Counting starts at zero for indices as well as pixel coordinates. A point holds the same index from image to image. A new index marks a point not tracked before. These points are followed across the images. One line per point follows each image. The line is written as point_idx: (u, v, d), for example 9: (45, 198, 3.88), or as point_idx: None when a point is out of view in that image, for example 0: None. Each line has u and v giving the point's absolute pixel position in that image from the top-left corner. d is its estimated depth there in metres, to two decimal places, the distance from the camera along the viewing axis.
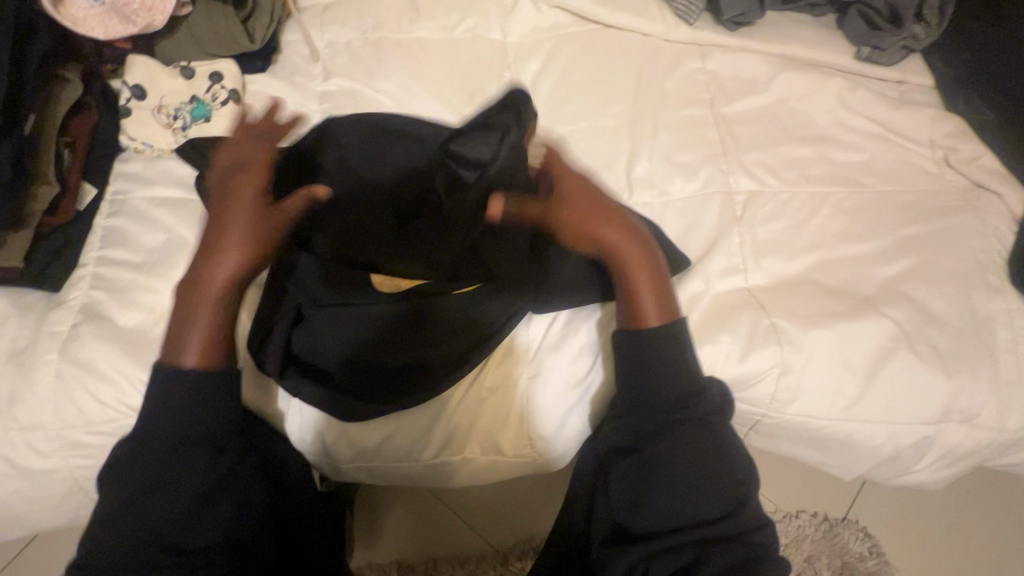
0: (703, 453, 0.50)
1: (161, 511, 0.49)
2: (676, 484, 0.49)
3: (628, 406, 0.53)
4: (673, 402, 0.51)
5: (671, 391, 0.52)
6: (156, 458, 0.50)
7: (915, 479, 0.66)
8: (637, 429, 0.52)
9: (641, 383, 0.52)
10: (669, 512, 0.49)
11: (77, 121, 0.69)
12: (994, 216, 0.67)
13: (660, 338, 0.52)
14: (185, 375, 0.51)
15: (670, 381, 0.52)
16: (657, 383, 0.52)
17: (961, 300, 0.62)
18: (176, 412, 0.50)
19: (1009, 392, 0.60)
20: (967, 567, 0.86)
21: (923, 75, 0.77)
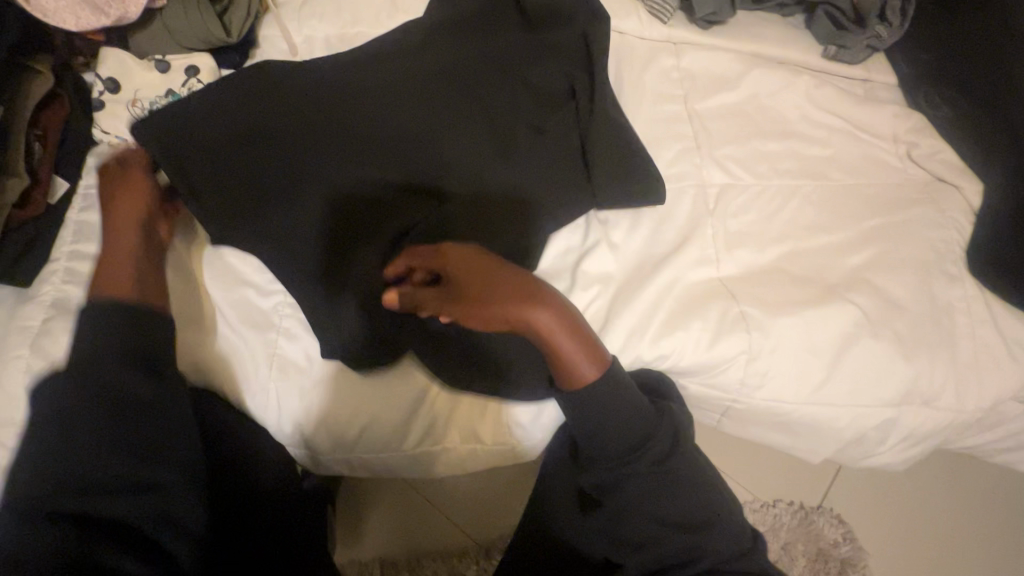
0: (673, 474, 0.55)
1: (85, 464, 0.46)
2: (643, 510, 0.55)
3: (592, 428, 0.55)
4: (634, 430, 0.55)
5: (623, 454, 0.55)
6: (89, 420, 0.47)
7: (881, 461, 0.69)
8: (604, 454, 0.56)
9: (599, 415, 0.55)
10: (644, 522, 0.55)
11: (48, 114, 0.68)
12: (952, 208, 0.70)
13: (602, 393, 0.55)
14: (132, 331, 0.51)
15: (618, 426, 0.55)
16: (630, 427, 0.55)
17: (921, 287, 0.65)
18: (127, 363, 0.49)
19: (966, 374, 0.63)
20: (935, 547, 0.89)
21: (886, 74, 0.80)
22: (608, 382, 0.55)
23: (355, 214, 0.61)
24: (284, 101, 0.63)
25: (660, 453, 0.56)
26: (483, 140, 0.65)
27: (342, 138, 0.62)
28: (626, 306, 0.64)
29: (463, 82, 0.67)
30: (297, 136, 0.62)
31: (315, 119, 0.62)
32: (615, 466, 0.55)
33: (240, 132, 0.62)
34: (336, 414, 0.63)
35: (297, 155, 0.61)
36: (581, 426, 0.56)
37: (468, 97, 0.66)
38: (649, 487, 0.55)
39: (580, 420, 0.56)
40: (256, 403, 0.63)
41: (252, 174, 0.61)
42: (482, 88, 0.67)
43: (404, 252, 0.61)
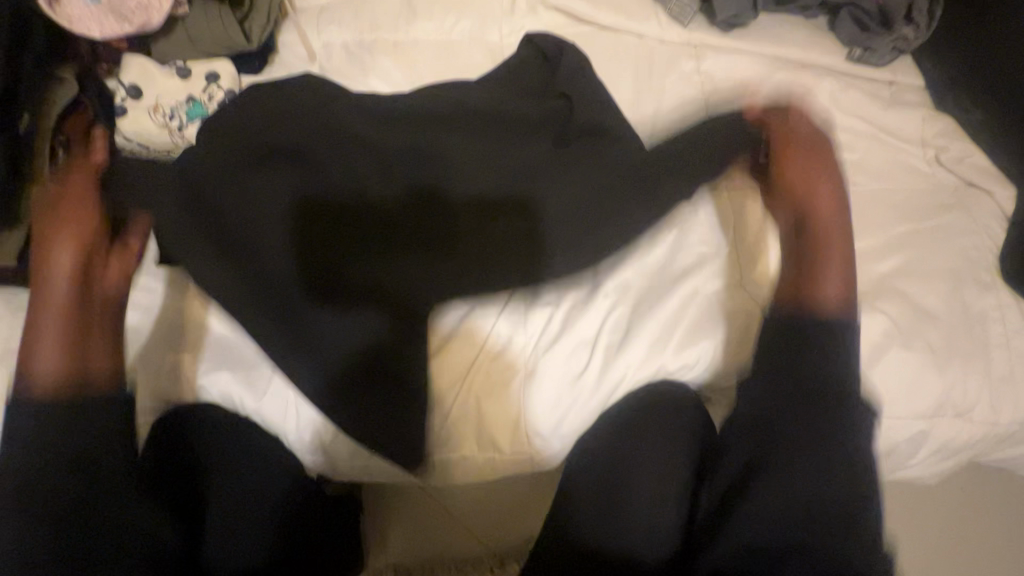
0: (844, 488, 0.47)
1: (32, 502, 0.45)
2: (779, 488, 0.48)
3: (764, 375, 0.53)
4: (804, 378, 0.51)
5: (784, 421, 0.50)
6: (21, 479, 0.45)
7: (911, 473, 0.67)
8: (765, 436, 0.51)
9: (790, 397, 0.51)
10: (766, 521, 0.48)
11: (73, 120, 0.67)
12: (984, 213, 0.68)
13: (806, 330, 0.54)
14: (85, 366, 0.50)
15: (806, 412, 0.50)
16: (801, 406, 0.50)
17: (953, 295, 0.63)
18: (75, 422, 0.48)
19: (1001, 386, 0.61)
20: (964, 564, 0.86)
21: (913, 77, 0.78)
22: (817, 317, 0.54)
23: (354, 216, 0.64)
24: (287, 120, 0.66)
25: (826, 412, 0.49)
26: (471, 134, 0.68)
27: (309, 125, 0.66)
28: (642, 317, 0.64)
29: (465, 105, 0.69)
30: (271, 117, 0.66)
31: (285, 104, 0.67)
32: (768, 453, 0.50)
33: (261, 152, 0.65)
34: (354, 421, 0.62)
35: (305, 171, 0.64)
36: (771, 381, 0.52)
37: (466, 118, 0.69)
38: (804, 472, 0.48)
39: (768, 383, 0.53)
40: (270, 413, 0.63)
41: (272, 188, 0.63)
42: (484, 110, 0.69)
43: (375, 232, 0.64)
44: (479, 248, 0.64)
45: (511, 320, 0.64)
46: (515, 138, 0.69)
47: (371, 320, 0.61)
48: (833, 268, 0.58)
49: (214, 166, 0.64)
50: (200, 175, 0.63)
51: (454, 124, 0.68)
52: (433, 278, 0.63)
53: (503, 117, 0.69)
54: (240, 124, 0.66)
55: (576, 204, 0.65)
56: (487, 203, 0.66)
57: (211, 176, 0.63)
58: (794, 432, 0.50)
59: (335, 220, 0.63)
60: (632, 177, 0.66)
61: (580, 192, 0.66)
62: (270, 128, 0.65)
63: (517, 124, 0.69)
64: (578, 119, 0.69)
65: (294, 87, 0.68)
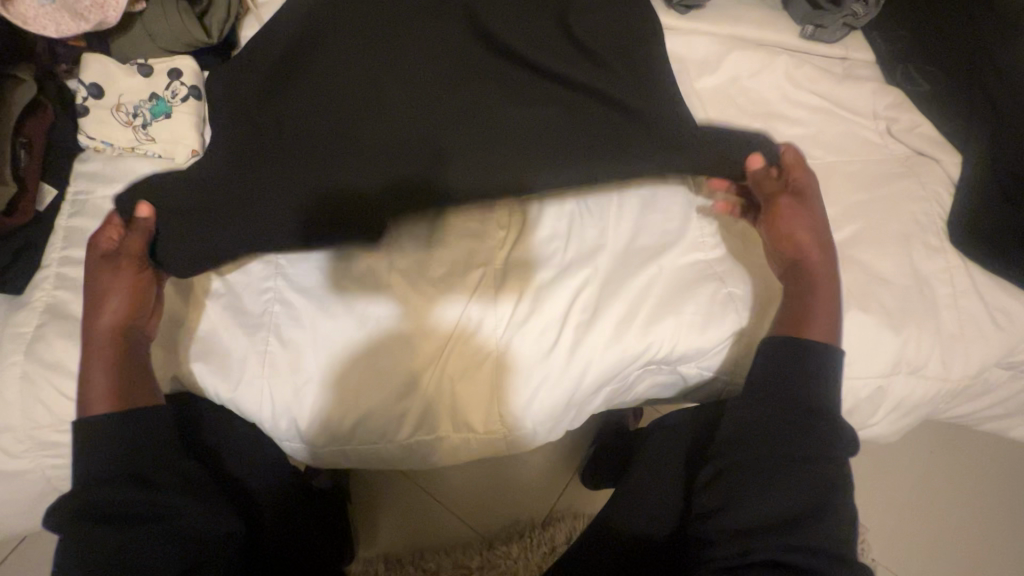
0: (818, 474, 0.53)
1: (109, 515, 0.51)
2: (751, 485, 0.54)
3: (757, 392, 0.57)
4: (792, 396, 0.56)
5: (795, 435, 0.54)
6: (93, 525, 0.51)
7: (873, 433, 0.69)
8: (752, 441, 0.55)
9: (785, 412, 0.55)
10: (747, 482, 0.54)
11: (33, 121, 0.68)
12: (932, 180, 0.71)
13: (797, 348, 0.58)
14: (129, 427, 0.55)
15: (787, 426, 0.55)
16: (789, 432, 0.54)
17: (904, 260, 0.65)
18: (137, 434, 0.55)
19: (951, 344, 0.64)
20: (930, 521, 0.89)
21: (866, 51, 0.80)
22: (811, 366, 0.57)
23: (362, 208, 0.65)
24: (287, 106, 0.68)
25: (803, 432, 0.54)
26: (479, 102, 0.70)
27: (346, 98, 0.69)
28: (611, 296, 0.65)
29: (450, 86, 0.70)
30: (313, 79, 0.70)
31: (316, 80, 0.70)
32: (755, 457, 0.55)
33: (269, 140, 0.67)
34: (329, 407, 0.63)
35: (298, 154, 0.66)
36: (777, 397, 0.56)
37: (466, 91, 0.70)
38: (787, 476, 0.53)
39: (757, 403, 0.57)
40: (243, 401, 0.63)
41: (254, 181, 0.65)
42: (499, 83, 0.71)
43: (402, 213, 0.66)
44: None
45: (483, 303, 0.64)
46: (501, 116, 0.69)
47: (360, 301, 0.64)
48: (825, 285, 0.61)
49: (212, 165, 0.67)
50: (243, 83, 0.69)
51: (467, 51, 0.72)
52: (456, 270, 0.66)
53: (521, 72, 0.72)
54: (274, 100, 0.69)
55: (561, 188, 0.66)
56: (517, 180, 0.66)
57: (250, 86, 0.69)
58: (778, 438, 0.54)
59: (359, 113, 0.68)
60: (608, 151, 0.67)
61: (555, 168, 0.67)
62: (303, 109, 0.68)
63: (503, 107, 0.69)
64: (556, 102, 0.71)
65: (300, 68, 0.71)
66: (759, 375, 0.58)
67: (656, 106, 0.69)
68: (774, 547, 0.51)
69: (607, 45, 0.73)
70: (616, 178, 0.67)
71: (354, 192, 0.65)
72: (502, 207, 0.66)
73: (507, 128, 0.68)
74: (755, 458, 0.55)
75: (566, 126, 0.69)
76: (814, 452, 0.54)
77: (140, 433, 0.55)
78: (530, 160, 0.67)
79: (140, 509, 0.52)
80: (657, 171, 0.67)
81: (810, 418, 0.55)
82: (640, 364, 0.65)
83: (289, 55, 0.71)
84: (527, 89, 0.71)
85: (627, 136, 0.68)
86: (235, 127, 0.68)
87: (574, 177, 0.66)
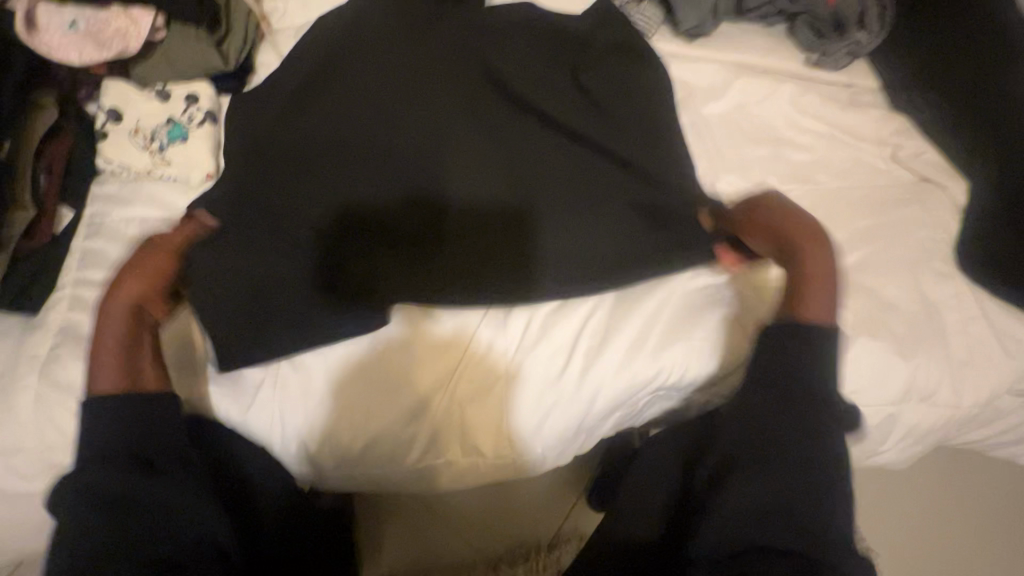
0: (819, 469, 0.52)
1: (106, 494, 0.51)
2: (749, 477, 0.53)
3: (764, 377, 0.56)
4: (799, 382, 0.54)
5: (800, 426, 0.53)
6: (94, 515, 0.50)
7: (884, 459, 0.69)
8: (751, 428, 0.54)
9: (793, 400, 0.54)
10: (743, 466, 0.53)
11: (55, 145, 0.70)
12: (939, 207, 0.71)
13: (807, 335, 0.55)
14: (139, 421, 0.54)
15: (795, 415, 0.53)
16: (788, 409, 0.53)
17: (912, 286, 0.66)
18: (143, 409, 0.55)
19: (961, 370, 0.63)
20: (942, 547, 0.88)
21: (870, 78, 0.81)
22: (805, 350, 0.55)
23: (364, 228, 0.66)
24: (299, 133, 0.70)
25: (801, 411, 0.53)
26: (484, 127, 0.71)
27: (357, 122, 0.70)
28: (620, 321, 0.65)
29: (461, 114, 0.71)
30: (324, 103, 0.71)
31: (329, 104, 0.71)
32: (755, 446, 0.54)
33: (284, 168, 0.68)
34: (339, 431, 0.63)
35: (317, 179, 0.67)
36: (785, 383, 0.54)
37: (476, 115, 0.72)
38: (785, 469, 0.52)
39: (760, 383, 0.55)
40: (255, 424, 0.64)
41: (273, 205, 0.66)
42: (507, 107, 0.73)
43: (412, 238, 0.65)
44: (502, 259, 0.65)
45: (493, 325, 0.65)
46: (511, 143, 0.71)
47: (370, 324, 0.65)
48: (818, 259, 0.59)
49: (232, 189, 0.67)
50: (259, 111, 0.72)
51: (474, 74, 0.74)
52: (466, 294, 0.66)
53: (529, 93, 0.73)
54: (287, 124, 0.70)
55: (572, 209, 0.67)
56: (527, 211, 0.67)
57: (265, 114, 0.71)
58: (783, 426, 0.53)
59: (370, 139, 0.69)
60: (619, 184, 0.69)
61: (564, 193, 0.68)
62: (313, 133, 0.69)
63: (513, 134, 0.71)
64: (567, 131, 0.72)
65: (312, 91, 0.72)
66: (767, 359, 0.56)
67: (667, 135, 0.71)
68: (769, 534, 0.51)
69: (614, 69, 0.74)
70: (627, 207, 0.68)
71: (365, 219, 0.66)
72: (512, 215, 0.67)
73: (517, 157, 0.70)
74: (757, 448, 0.54)
75: (577, 154, 0.70)
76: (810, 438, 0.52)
77: (141, 409, 0.55)
78: (540, 187, 0.68)
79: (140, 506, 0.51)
80: (669, 200, 0.68)
81: (806, 410, 0.53)
82: (650, 389, 0.65)
83: (302, 81, 0.72)
84: (537, 119, 0.72)
85: (636, 163, 0.69)
86: (251, 154, 0.69)
87: (584, 200, 0.68)
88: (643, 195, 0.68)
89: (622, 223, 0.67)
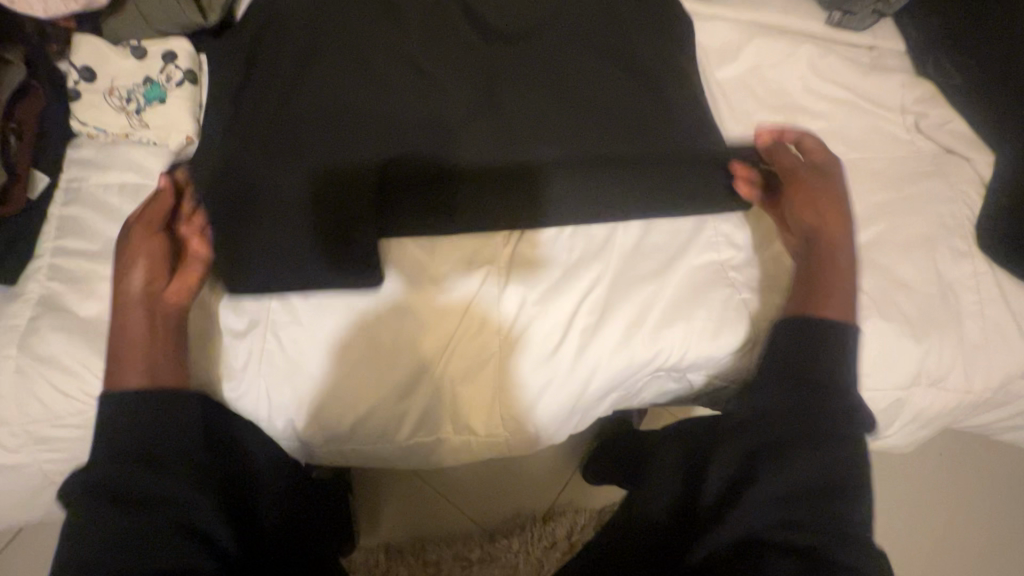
0: (836, 465, 0.51)
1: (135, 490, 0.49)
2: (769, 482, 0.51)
3: (786, 375, 0.55)
4: (821, 387, 0.53)
5: (822, 429, 0.52)
6: (97, 507, 0.48)
7: (887, 444, 0.67)
8: (764, 420, 0.54)
9: (817, 386, 0.53)
10: (769, 486, 0.51)
11: (24, 106, 0.66)
12: (962, 180, 0.67)
13: (822, 334, 0.55)
14: (164, 421, 0.53)
15: (822, 418, 0.52)
16: (807, 410, 0.53)
17: (928, 265, 0.62)
18: (143, 422, 0.52)
19: (975, 354, 0.61)
20: (944, 529, 0.88)
21: (894, 40, 0.75)
22: (827, 348, 0.55)
23: (351, 187, 0.63)
24: (282, 94, 0.68)
25: (822, 404, 0.52)
26: (466, 84, 0.69)
27: (342, 85, 0.68)
28: (619, 298, 0.62)
29: (463, 67, 0.70)
30: (307, 62, 0.70)
31: (314, 62, 0.69)
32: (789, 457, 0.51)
33: (259, 124, 0.66)
34: (327, 407, 0.62)
35: (312, 131, 0.66)
36: (800, 375, 0.54)
37: (463, 74, 0.70)
38: (812, 457, 0.51)
39: (776, 385, 0.55)
40: (244, 399, 0.62)
41: (266, 172, 0.64)
42: (491, 62, 0.70)
43: (400, 202, 0.64)
44: (502, 207, 0.64)
45: (488, 299, 0.62)
46: (508, 98, 0.68)
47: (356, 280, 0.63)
48: None
49: (207, 159, 0.65)
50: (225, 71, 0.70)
51: (463, 37, 0.71)
52: (460, 257, 0.63)
53: (515, 50, 0.71)
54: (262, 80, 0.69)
55: (571, 169, 0.65)
56: (522, 166, 0.65)
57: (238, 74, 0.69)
58: (808, 408, 0.53)
59: (354, 98, 0.68)
60: (623, 140, 0.66)
61: (567, 156, 0.66)
62: (295, 84, 0.69)
63: (509, 93, 0.69)
64: (579, 88, 0.69)
65: (284, 49, 0.70)
66: (789, 360, 0.56)
67: (668, 98, 0.68)
68: (777, 534, 0.49)
69: (609, 30, 0.72)
70: (628, 167, 0.65)
71: (356, 170, 0.64)
72: (512, 183, 0.65)
73: (514, 111, 0.68)
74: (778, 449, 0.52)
75: (587, 120, 0.67)
76: (836, 430, 0.52)
77: (152, 432, 0.52)
78: (541, 146, 0.66)
79: (163, 525, 0.49)
80: (672, 162, 0.65)
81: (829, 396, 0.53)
82: (649, 369, 0.62)
83: (280, 39, 0.70)
84: (544, 72, 0.70)
85: (635, 124, 0.67)
86: (222, 115, 0.67)
87: (588, 156, 0.66)
88: (646, 153, 0.66)
89: (628, 197, 0.64)
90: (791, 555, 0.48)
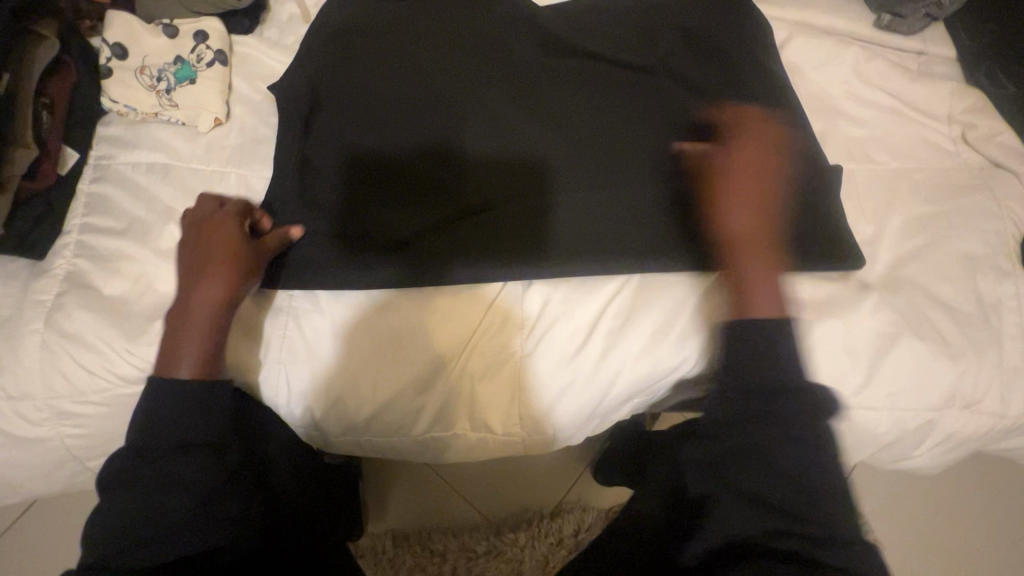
0: (811, 457, 0.48)
1: (174, 473, 0.49)
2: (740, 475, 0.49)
3: None
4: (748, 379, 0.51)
5: (792, 422, 0.49)
6: (141, 486, 0.48)
7: (914, 464, 0.65)
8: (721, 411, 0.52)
9: (757, 373, 0.51)
10: (739, 477, 0.49)
11: (56, 82, 0.66)
12: (1009, 196, 0.64)
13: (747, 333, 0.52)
14: (203, 406, 0.52)
15: (780, 408, 0.49)
16: (756, 402, 0.50)
17: (968, 284, 0.60)
18: (187, 405, 0.51)
19: (1014, 378, 0.58)
20: (961, 552, 0.86)
21: (944, 46, 0.72)
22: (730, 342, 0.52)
23: (381, 173, 0.65)
24: (315, 80, 0.68)
25: (784, 394, 0.49)
26: (502, 76, 0.68)
27: (375, 70, 0.68)
28: (646, 302, 0.61)
29: (494, 56, 0.69)
30: (340, 46, 0.69)
31: (349, 49, 0.69)
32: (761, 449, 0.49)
33: (292, 109, 0.67)
34: (343, 399, 0.61)
35: (342, 116, 0.66)
36: None
37: (493, 63, 0.69)
38: (781, 446, 0.48)
39: None
40: (263, 385, 0.62)
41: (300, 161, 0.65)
42: (522, 53, 0.69)
43: (425, 191, 0.64)
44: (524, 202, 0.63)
45: (511, 296, 0.62)
46: (543, 90, 0.68)
47: (373, 271, 0.61)
48: None
49: None
50: None
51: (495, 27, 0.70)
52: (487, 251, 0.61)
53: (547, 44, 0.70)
54: (295, 66, 0.69)
55: (600, 163, 0.64)
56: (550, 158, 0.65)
57: None
58: (749, 399, 0.50)
59: (384, 82, 0.68)
60: (661, 140, 0.65)
61: (597, 147, 0.65)
62: (326, 66, 0.68)
63: (545, 87, 0.68)
64: (614, 86, 0.68)
65: (319, 37, 0.70)
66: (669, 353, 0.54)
67: (705, 101, 0.66)
68: (743, 525, 0.47)
69: (644, 29, 0.71)
70: (658, 165, 0.64)
71: (385, 157, 0.65)
72: (537, 175, 0.64)
73: (547, 103, 0.67)
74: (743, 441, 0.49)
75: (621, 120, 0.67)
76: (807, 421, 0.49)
77: (191, 417, 0.51)
78: (571, 139, 0.65)
79: (206, 515, 0.49)
80: None
81: (787, 384, 0.50)
82: (671, 376, 0.61)
83: (318, 27, 0.71)
84: (578, 65, 0.69)
85: (668, 121, 0.66)
86: None
87: (616, 152, 0.65)
88: (678, 153, 0.64)
89: (661, 199, 0.63)
90: (763, 549, 0.46)
